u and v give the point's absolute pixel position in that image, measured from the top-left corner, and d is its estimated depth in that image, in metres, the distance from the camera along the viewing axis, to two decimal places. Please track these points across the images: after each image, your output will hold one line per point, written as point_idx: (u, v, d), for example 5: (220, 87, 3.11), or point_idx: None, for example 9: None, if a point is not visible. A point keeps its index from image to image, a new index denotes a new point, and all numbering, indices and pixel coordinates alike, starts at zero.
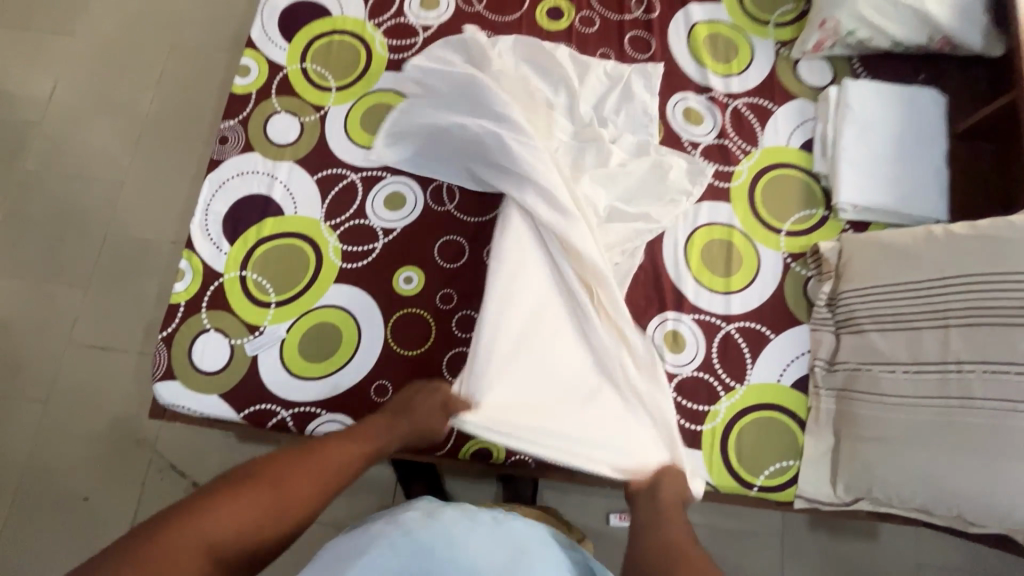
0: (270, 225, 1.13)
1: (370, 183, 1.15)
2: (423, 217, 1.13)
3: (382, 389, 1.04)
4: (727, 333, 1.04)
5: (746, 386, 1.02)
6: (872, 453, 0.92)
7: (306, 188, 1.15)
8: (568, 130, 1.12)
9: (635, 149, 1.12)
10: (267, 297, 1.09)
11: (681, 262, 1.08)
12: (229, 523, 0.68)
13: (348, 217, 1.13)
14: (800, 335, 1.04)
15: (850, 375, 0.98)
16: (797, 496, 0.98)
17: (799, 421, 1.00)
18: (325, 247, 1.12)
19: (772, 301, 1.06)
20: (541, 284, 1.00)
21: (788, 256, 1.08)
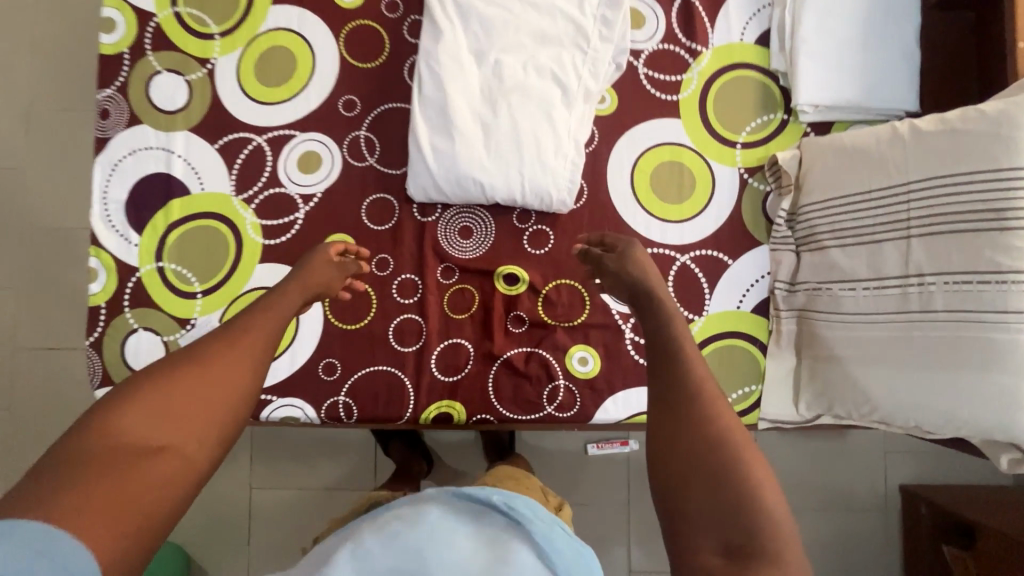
0: (178, 207, 1.02)
1: (279, 144, 1.03)
2: (343, 177, 1.02)
3: (331, 367, 1.00)
4: (683, 265, 0.99)
5: (705, 317, 0.98)
6: (833, 371, 0.90)
7: (208, 160, 1.03)
8: (479, 144, 0.94)
9: (523, 141, 0.94)
10: (190, 287, 1.01)
11: (628, 192, 1.00)
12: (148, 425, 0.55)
13: (262, 186, 1.02)
14: (759, 258, 0.98)
15: (810, 295, 0.93)
16: (761, 418, 0.98)
17: (760, 345, 0.98)
18: (242, 225, 1.02)
19: (728, 225, 0.99)
20: (498, 169, 0.94)
21: (744, 171, 1.00)
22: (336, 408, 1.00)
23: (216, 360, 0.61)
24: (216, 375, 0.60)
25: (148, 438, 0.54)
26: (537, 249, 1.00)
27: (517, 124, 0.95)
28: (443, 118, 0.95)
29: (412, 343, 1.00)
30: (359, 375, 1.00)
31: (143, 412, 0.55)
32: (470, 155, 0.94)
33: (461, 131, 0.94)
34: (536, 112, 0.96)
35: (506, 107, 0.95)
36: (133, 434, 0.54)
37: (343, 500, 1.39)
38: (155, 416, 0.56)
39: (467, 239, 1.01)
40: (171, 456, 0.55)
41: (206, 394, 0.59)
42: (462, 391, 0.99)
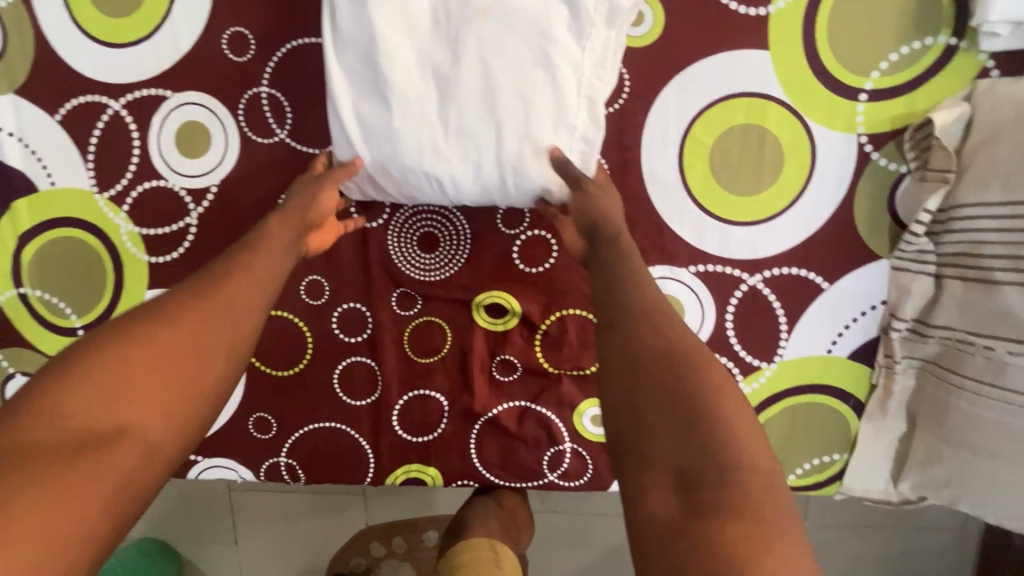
0: (27, 212, 0.72)
1: (146, 112, 0.69)
2: (246, 160, 0.69)
3: (264, 423, 0.76)
4: (752, 289, 0.66)
5: (777, 364, 0.68)
6: (970, 466, 0.60)
7: (53, 141, 0.70)
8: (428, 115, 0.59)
9: (502, 106, 0.58)
10: (67, 321, 0.75)
11: (673, 179, 0.64)
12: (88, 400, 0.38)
13: (133, 178, 0.70)
14: (872, 280, 0.65)
15: (949, 347, 0.61)
16: (841, 493, 0.72)
17: (855, 404, 0.68)
18: (116, 235, 0.72)
19: (829, 228, 0.64)
20: (459, 155, 0.59)
21: (867, 140, 0.62)
22: (278, 471, 0.77)
23: (188, 318, 0.45)
24: (192, 333, 0.44)
25: (96, 413, 0.38)
26: (534, 266, 0.70)
27: (493, 73, 0.58)
28: (369, 71, 0.59)
29: (367, 393, 0.74)
30: (301, 433, 0.76)
31: (99, 377, 0.39)
32: (416, 130, 0.59)
33: (398, 93, 0.58)
34: (521, 51, 0.58)
35: (473, 42, 0.58)
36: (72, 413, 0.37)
37: (330, 502, 1.24)
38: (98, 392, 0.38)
39: (433, 252, 0.70)
40: (130, 437, 0.38)
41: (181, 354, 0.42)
42: (436, 454, 0.75)
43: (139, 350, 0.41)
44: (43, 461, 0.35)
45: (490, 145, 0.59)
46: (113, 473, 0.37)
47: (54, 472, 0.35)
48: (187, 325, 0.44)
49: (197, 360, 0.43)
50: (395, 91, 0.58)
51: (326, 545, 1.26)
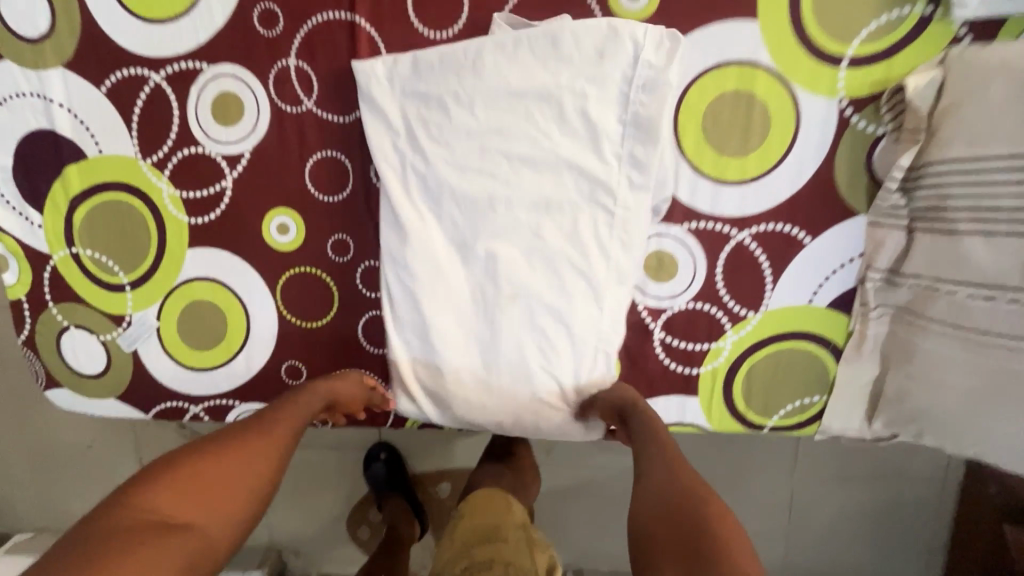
0: (78, 177, 0.79)
1: (184, 83, 0.75)
2: (276, 127, 0.75)
3: (295, 371, 0.84)
4: (740, 245, 0.72)
5: (762, 313, 0.74)
6: (930, 398, 0.67)
7: (99, 110, 0.77)
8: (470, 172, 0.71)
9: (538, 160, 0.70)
10: (115, 278, 0.82)
11: (669, 142, 0.70)
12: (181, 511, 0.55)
13: (173, 146, 0.77)
14: (850, 234, 0.70)
15: (917, 294, 0.67)
16: (820, 432, 0.79)
17: (834, 349, 0.75)
18: (159, 199, 0.79)
19: (812, 187, 0.70)
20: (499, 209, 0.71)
21: (847, 103, 0.67)
22: None
23: (230, 451, 0.63)
24: (238, 461, 0.62)
25: (175, 512, 0.55)
26: None
27: (531, 223, 0.71)
28: (415, 133, 0.71)
29: (387, 343, 0.81)
30: None
31: (167, 484, 0.56)
32: (471, 294, 0.73)
33: (442, 151, 0.71)
34: (553, 205, 0.70)
35: (507, 194, 0.70)
36: (161, 508, 0.54)
37: (350, 457, 1.33)
38: (175, 502, 0.56)
39: None
40: (195, 531, 0.54)
41: (233, 474, 0.61)
42: None
43: (198, 468, 0.59)
44: (131, 545, 0.49)
45: (530, 196, 0.70)
46: (183, 553, 0.52)
47: (153, 542, 0.51)
48: (235, 459, 0.62)
49: (235, 480, 0.61)
50: (444, 148, 0.71)
51: (346, 496, 1.36)
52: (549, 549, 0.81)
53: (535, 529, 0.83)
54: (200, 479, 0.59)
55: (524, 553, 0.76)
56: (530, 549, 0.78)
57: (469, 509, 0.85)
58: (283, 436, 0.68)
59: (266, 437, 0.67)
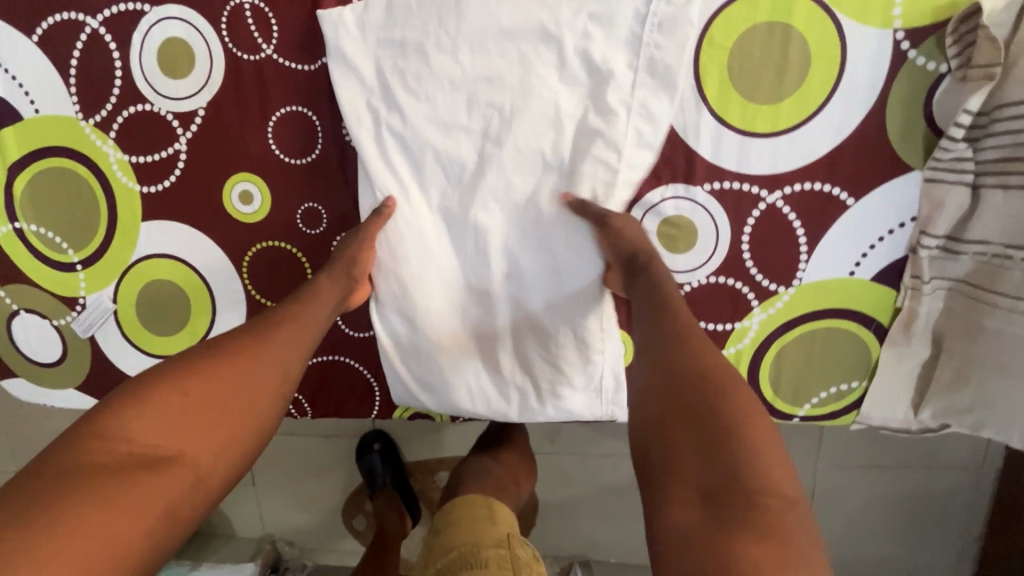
0: (14, 142, 0.70)
1: (125, 30, 0.65)
2: (232, 79, 0.65)
3: None
4: (770, 208, 0.62)
5: (795, 288, 0.64)
6: (994, 386, 0.58)
7: (33, 65, 0.67)
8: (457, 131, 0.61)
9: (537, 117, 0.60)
10: (64, 257, 0.74)
11: (688, 88, 0.59)
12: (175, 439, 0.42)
13: (117, 103, 0.67)
14: (901, 193, 0.60)
15: (985, 265, 0.56)
16: (857, 422, 0.70)
17: (877, 329, 0.65)
18: (105, 165, 0.70)
19: (858, 139, 0.59)
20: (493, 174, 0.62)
21: (903, 36, 0.56)
22: None
23: (238, 359, 0.48)
24: (250, 371, 0.48)
25: (155, 441, 0.42)
26: None
27: (528, 187, 0.62)
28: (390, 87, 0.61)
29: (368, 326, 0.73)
30: (306, 367, 0.75)
31: (152, 410, 0.43)
32: (461, 272, 0.65)
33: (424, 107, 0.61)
34: (551, 170, 0.62)
35: (499, 155, 0.61)
36: (147, 435, 0.42)
37: (344, 445, 1.27)
38: (169, 426, 0.43)
39: None
40: (189, 462, 0.42)
41: (238, 389, 0.47)
42: None
43: (190, 385, 0.45)
44: (107, 485, 0.38)
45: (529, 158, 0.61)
46: (170, 495, 0.40)
47: (136, 485, 0.39)
48: (243, 368, 0.48)
49: (250, 395, 0.47)
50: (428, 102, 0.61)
51: (341, 485, 1.30)
52: (535, 567, 0.70)
53: (521, 543, 0.73)
54: (200, 400, 0.45)
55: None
56: (512, 570, 0.67)
57: (449, 521, 0.77)
58: (302, 340, 0.53)
59: (284, 341, 0.52)
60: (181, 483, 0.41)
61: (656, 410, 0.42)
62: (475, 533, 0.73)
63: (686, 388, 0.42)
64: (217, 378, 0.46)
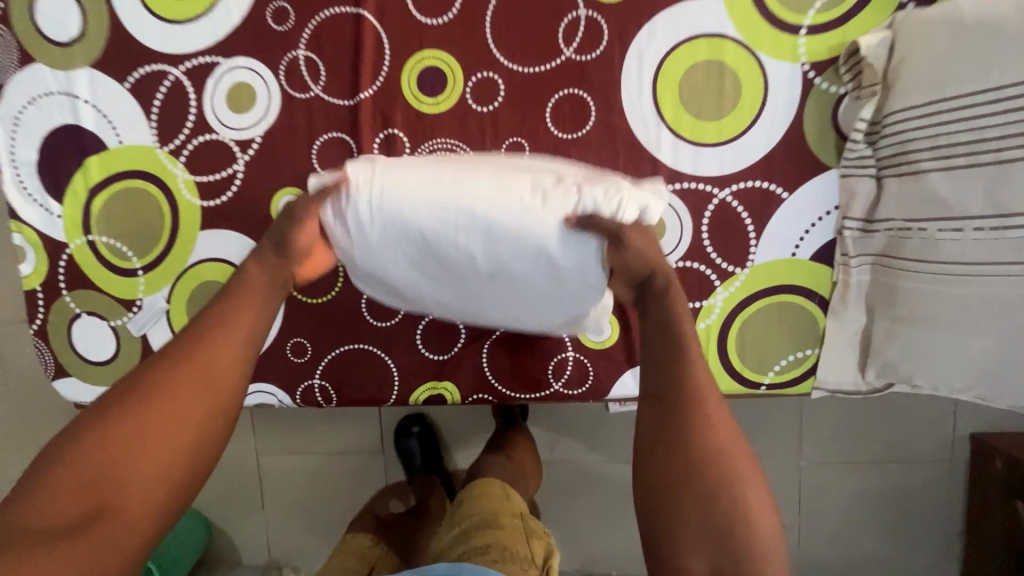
0: (98, 167, 0.84)
1: (202, 76, 0.81)
2: (285, 112, 0.81)
3: (300, 348, 0.86)
4: (722, 203, 0.77)
5: (749, 269, 0.78)
6: (913, 336, 0.69)
7: (122, 105, 0.83)
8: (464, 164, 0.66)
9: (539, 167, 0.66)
10: (128, 263, 0.86)
11: (649, 110, 0.76)
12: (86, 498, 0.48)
13: (189, 133, 0.82)
14: (824, 187, 0.75)
15: (893, 238, 0.70)
16: (815, 387, 0.81)
17: (820, 301, 0.78)
18: (173, 184, 0.84)
19: (785, 146, 0.75)
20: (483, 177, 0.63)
21: (809, 68, 0.73)
22: (313, 392, 0.87)
23: (143, 413, 0.51)
24: (160, 419, 0.51)
25: (71, 509, 0.47)
26: None
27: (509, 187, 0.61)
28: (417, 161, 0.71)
29: (390, 316, 0.84)
30: (333, 355, 0.86)
31: (69, 472, 0.48)
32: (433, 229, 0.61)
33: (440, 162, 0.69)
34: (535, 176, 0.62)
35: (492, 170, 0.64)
36: (61, 497, 0.47)
37: (354, 462, 1.33)
38: (79, 486, 0.48)
39: None
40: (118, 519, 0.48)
41: (156, 438, 0.51)
42: (452, 369, 0.84)
43: (103, 442, 0.50)
44: (27, 550, 0.44)
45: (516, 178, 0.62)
46: (96, 546, 0.46)
47: (52, 545, 0.45)
48: (146, 420, 0.51)
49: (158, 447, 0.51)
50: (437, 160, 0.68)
51: (349, 505, 1.34)
52: (547, 536, 0.79)
53: (532, 517, 0.82)
54: (110, 456, 0.49)
55: (521, 537, 0.75)
56: (527, 534, 0.77)
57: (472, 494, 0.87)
58: (208, 384, 0.54)
59: (186, 386, 0.54)
60: (99, 538, 0.46)
61: (662, 482, 0.51)
62: (492, 505, 0.82)
63: (689, 471, 0.51)
64: (126, 432, 0.50)
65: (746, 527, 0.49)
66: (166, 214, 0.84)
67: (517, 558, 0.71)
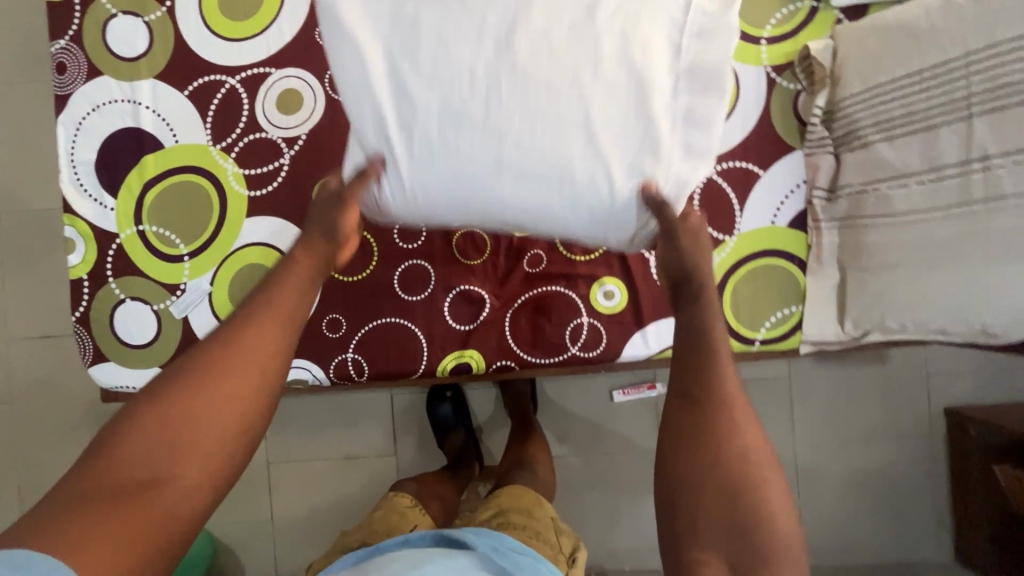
0: (153, 164, 0.94)
1: (255, 84, 0.93)
2: (329, 114, 0.93)
3: (336, 323, 0.93)
4: (710, 181, 0.90)
5: (737, 236, 0.90)
6: (880, 282, 0.81)
7: (180, 110, 0.94)
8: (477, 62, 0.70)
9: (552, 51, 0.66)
10: (176, 250, 0.93)
11: None
12: (151, 467, 0.50)
13: (241, 132, 0.93)
14: (793, 166, 0.89)
15: (852, 201, 0.84)
16: (802, 341, 0.91)
17: (799, 263, 0.90)
18: (223, 177, 0.93)
19: (757, 132, 0.89)
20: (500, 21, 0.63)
21: (771, 70, 0.89)
22: (346, 365, 0.92)
23: (199, 388, 0.53)
24: (224, 381, 0.54)
25: (150, 462, 0.50)
26: None
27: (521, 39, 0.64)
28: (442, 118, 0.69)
29: (420, 290, 0.92)
30: (366, 330, 0.92)
31: (135, 440, 0.50)
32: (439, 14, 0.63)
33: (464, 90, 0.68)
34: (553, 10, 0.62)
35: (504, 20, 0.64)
36: (127, 466, 0.49)
37: (366, 467, 1.34)
38: (146, 456, 0.50)
39: None
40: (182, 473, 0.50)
41: (217, 399, 0.53)
42: (478, 337, 0.92)
43: (166, 413, 0.52)
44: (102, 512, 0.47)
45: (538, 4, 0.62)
46: (163, 510, 0.49)
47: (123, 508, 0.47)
48: (203, 396, 0.53)
49: (218, 420, 0.53)
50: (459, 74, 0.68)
51: (360, 512, 1.34)
52: (574, 533, 0.88)
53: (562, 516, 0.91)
54: (175, 426, 0.51)
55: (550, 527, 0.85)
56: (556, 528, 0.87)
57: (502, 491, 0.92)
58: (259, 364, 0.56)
59: (239, 366, 0.55)
60: (166, 507, 0.49)
61: (681, 486, 0.56)
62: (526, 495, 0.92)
63: (723, 492, 0.55)
64: (199, 398, 0.53)
65: (767, 525, 0.54)
66: (215, 204, 0.93)
67: (548, 543, 0.81)
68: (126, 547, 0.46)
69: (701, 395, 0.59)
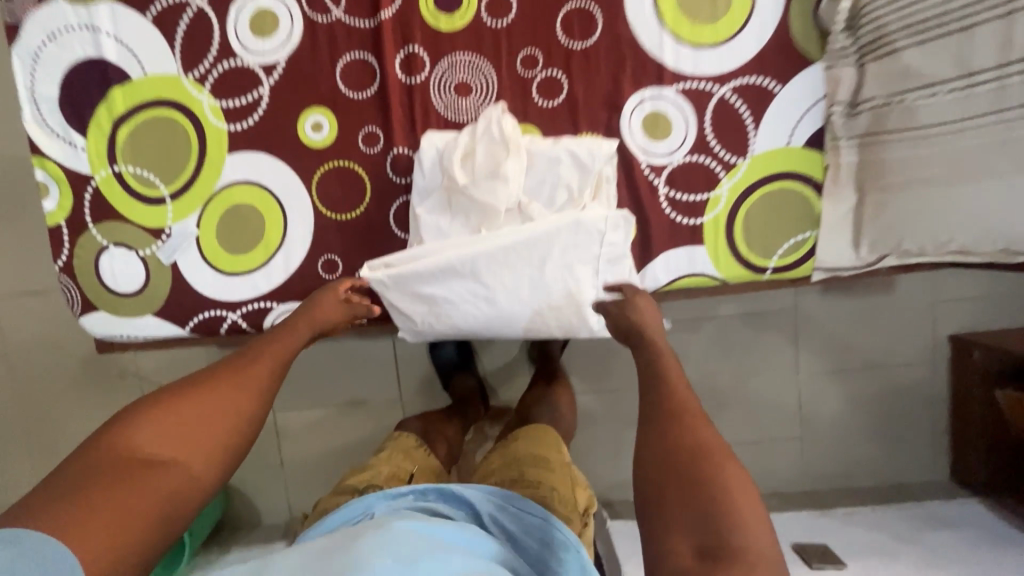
0: (122, 99, 0.86)
1: (224, 4, 0.84)
2: (308, 36, 0.85)
3: (331, 265, 0.89)
4: (722, 99, 0.84)
5: (750, 159, 0.85)
6: (900, 203, 0.78)
7: (145, 35, 0.85)
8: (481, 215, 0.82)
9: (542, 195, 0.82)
10: (156, 192, 0.88)
11: (651, 17, 0.83)
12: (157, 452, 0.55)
13: (214, 60, 0.85)
14: (812, 80, 0.83)
15: (875, 115, 0.78)
16: (815, 268, 0.88)
17: (815, 186, 0.85)
18: (199, 111, 0.86)
19: (775, 43, 0.83)
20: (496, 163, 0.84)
21: None
22: None
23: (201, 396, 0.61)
24: (224, 398, 0.62)
25: (156, 450, 0.55)
26: (548, 101, 0.85)
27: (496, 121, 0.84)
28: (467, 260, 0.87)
29: None
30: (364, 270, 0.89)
31: (145, 430, 0.56)
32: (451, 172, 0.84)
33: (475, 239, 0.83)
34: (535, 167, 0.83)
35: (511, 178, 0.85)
36: (137, 451, 0.55)
37: (373, 412, 1.35)
38: (155, 444, 0.56)
39: (467, 97, 0.85)
40: (182, 464, 0.55)
41: (216, 412, 0.61)
42: None
43: (174, 411, 0.59)
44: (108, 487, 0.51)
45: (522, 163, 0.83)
46: (165, 489, 0.53)
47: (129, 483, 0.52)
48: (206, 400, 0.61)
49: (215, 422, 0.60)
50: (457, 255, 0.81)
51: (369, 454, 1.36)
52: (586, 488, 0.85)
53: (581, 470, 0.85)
54: (181, 423, 0.58)
55: (567, 482, 0.79)
56: (574, 484, 0.80)
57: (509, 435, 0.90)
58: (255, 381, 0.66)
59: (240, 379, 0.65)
60: (169, 488, 0.54)
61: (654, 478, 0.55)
62: (543, 447, 0.85)
63: (684, 467, 0.54)
64: (202, 403, 0.60)
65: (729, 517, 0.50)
66: (192, 141, 0.87)
67: (563, 502, 0.76)
68: (124, 523, 0.49)
69: (647, 391, 0.65)
